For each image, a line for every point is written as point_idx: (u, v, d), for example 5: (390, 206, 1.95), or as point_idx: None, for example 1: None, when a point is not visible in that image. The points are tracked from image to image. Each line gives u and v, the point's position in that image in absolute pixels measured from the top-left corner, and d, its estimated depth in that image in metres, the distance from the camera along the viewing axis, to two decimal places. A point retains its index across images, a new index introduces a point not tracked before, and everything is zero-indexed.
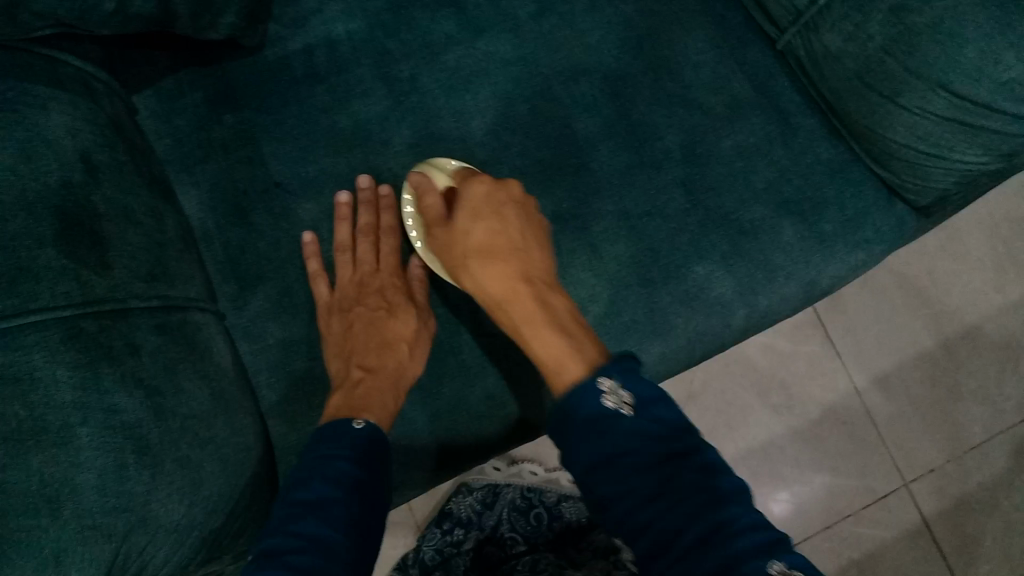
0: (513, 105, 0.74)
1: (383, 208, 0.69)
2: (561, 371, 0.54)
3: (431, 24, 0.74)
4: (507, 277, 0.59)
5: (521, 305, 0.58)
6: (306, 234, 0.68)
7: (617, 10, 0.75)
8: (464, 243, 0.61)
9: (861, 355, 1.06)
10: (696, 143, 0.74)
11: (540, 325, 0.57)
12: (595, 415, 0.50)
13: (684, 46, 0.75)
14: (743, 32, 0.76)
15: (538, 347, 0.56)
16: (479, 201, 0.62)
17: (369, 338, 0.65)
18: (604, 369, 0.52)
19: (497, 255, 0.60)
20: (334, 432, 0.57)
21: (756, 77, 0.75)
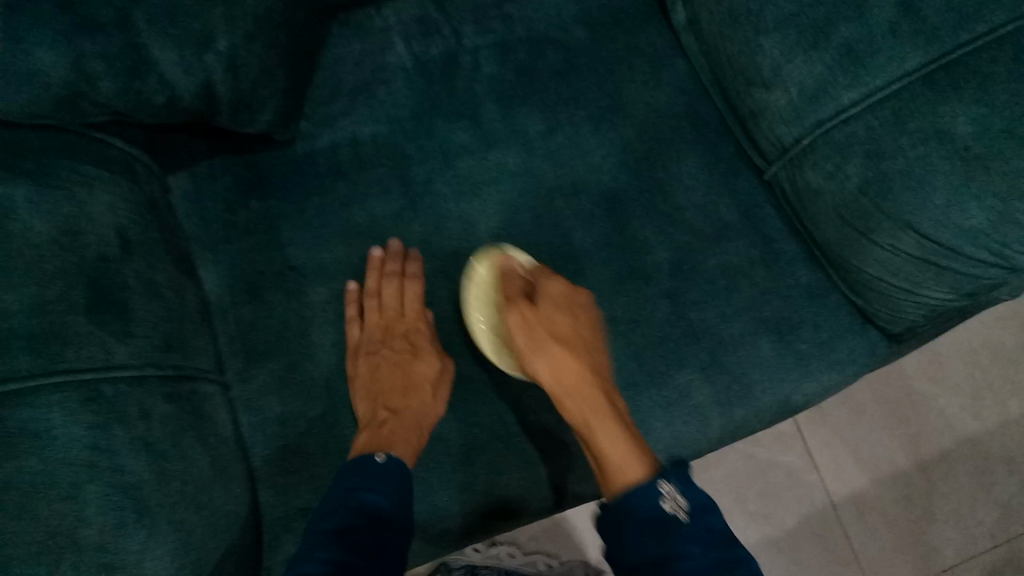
0: (518, 213, 0.79)
1: (410, 260, 0.75)
2: (622, 472, 0.61)
3: (447, 133, 0.80)
4: (578, 373, 0.67)
5: (585, 399, 0.66)
6: (352, 282, 0.75)
7: (619, 133, 0.81)
8: (543, 332, 0.68)
9: (839, 473, 1.19)
10: (685, 259, 0.79)
11: (602, 421, 0.64)
12: (653, 515, 0.57)
13: (678, 170, 0.81)
14: (733, 161, 0.83)
15: (601, 442, 0.63)
16: (562, 300, 0.71)
17: (395, 379, 0.71)
18: (665, 477, 0.59)
19: (572, 350, 0.68)
20: (358, 470, 0.63)
21: (744, 204, 0.81)
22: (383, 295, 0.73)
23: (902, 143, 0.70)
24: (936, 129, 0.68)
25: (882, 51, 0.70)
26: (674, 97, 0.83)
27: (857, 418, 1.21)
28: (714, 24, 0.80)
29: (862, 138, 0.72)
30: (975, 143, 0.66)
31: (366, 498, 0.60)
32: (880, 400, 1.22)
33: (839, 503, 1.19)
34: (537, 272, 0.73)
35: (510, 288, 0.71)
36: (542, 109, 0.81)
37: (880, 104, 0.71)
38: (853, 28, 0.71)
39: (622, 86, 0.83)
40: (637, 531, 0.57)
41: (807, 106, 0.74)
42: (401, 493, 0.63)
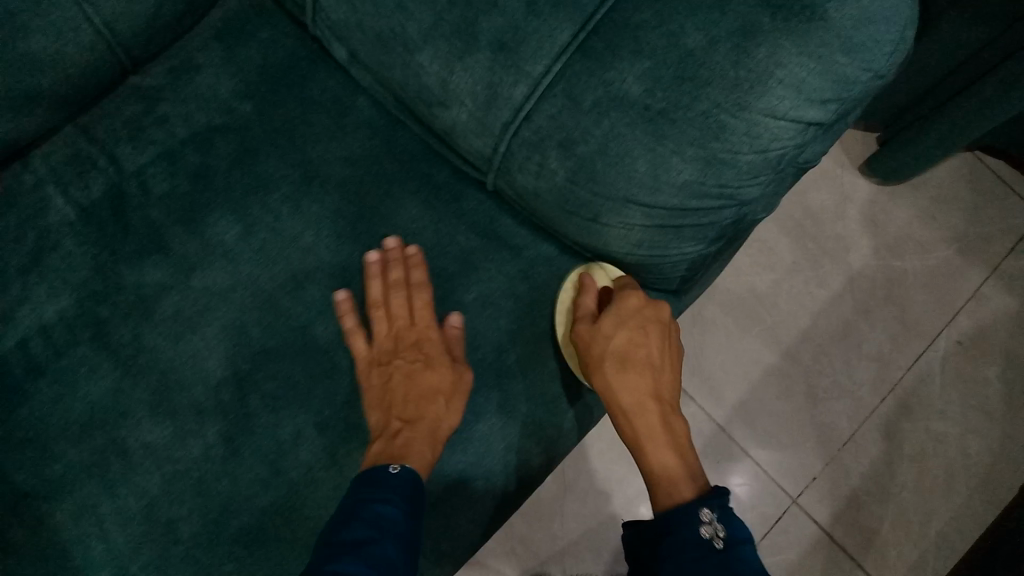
0: (246, 330, 0.71)
1: (412, 265, 0.72)
2: (674, 492, 0.60)
3: (139, 277, 0.71)
4: (638, 391, 0.65)
5: (656, 416, 0.64)
6: (340, 292, 0.71)
7: (324, 204, 0.74)
8: (613, 352, 0.66)
9: (713, 391, 1.19)
10: (441, 306, 0.74)
11: (658, 447, 0.63)
12: (694, 543, 0.54)
13: (400, 216, 0.75)
14: (452, 183, 0.76)
15: (656, 462, 0.62)
16: (628, 314, 0.67)
17: (406, 389, 0.67)
18: (707, 503, 0.57)
19: (638, 359, 0.66)
20: (373, 477, 0.60)
21: (478, 225, 0.76)
22: (391, 307, 0.70)
23: (585, 122, 0.65)
24: (611, 97, 0.63)
25: (530, 36, 0.64)
26: (368, 142, 0.76)
27: (709, 337, 1.21)
28: (371, 54, 0.73)
29: (550, 130, 0.66)
30: (657, 95, 0.61)
31: (384, 520, 0.57)
32: (728, 308, 1.23)
33: (728, 422, 1.18)
34: (615, 291, 0.70)
35: (586, 303, 0.70)
36: (232, 210, 0.74)
37: (551, 90, 0.65)
38: (495, 22, 0.65)
39: (309, 149, 0.76)
40: (675, 555, 0.54)
41: (488, 113, 0.69)
42: (411, 506, 0.60)
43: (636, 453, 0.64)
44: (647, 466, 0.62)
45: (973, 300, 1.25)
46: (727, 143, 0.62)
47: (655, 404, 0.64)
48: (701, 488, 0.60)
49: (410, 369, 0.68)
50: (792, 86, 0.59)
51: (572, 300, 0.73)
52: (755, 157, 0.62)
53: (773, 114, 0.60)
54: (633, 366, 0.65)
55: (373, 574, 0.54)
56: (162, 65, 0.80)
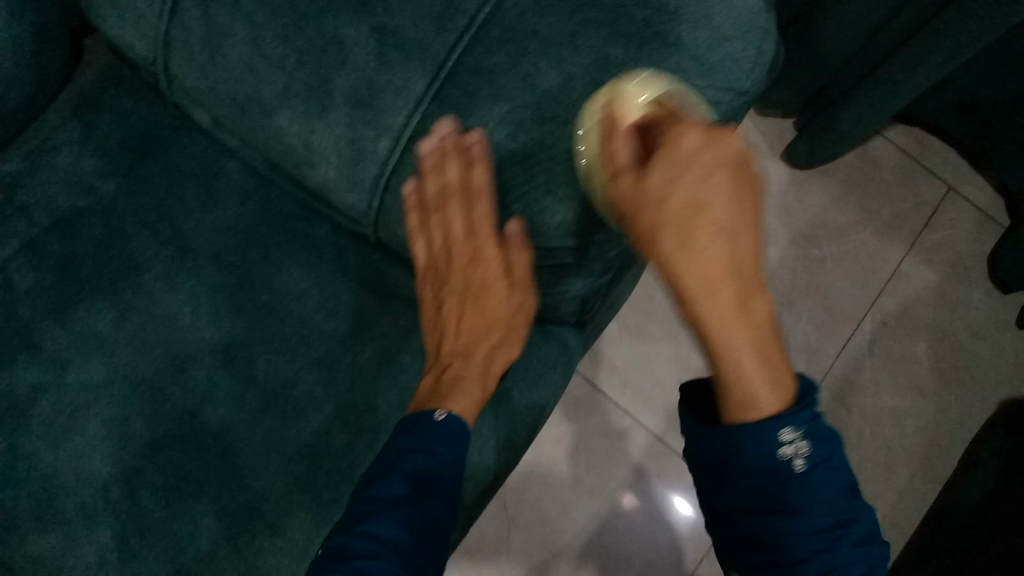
0: (131, 423, 0.68)
1: (455, 160, 0.61)
2: (753, 403, 0.48)
3: (11, 380, 0.68)
4: (707, 266, 0.48)
5: (733, 293, 0.48)
6: (406, 184, 0.65)
7: (200, 279, 0.71)
8: (659, 208, 0.50)
9: (645, 401, 1.13)
10: (336, 370, 0.70)
11: (739, 335, 0.48)
12: (754, 454, 0.47)
13: (281, 282, 0.71)
14: (334, 240, 0.73)
15: (732, 355, 0.48)
16: (693, 154, 0.50)
17: (466, 309, 0.65)
18: (789, 420, 0.46)
19: (707, 214, 0.48)
20: (417, 423, 0.60)
21: (366, 280, 0.73)
22: (446, 215, 0.64)
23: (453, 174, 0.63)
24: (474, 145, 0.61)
25: (385, 91, 0.61)
26: (241, 207, 0.73)
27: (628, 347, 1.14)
28: (231, 118, 0.69)
29: (419, 182, 0.64)
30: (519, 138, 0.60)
31: (427, 470, 0.57)
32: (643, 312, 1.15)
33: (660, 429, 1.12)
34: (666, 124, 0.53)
35: (619, 152, 0.54)
36: (104, 296, 0.70)
37: (415, 141, 0.63)
38: (347, 78, 0.62)
39: (179, 222, 0.72)
40: (737, 459, 0.48)
41: (355, 168, 0.65)
42: (457, 452, 0.59)
43: (709, 354, 0.49)
44: (722, 365, 0.48)
45: (894, 278, 1.25)
46: None
47: (733, 274, 0.48)
48: (786, 396, 0.48)
49: (465, 295, 0.66)
50: None
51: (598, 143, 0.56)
52: None
53: None
54: (701, 211, 0.48)
55: (406, 539, 0.53)
56: (19, 149, 0.76)
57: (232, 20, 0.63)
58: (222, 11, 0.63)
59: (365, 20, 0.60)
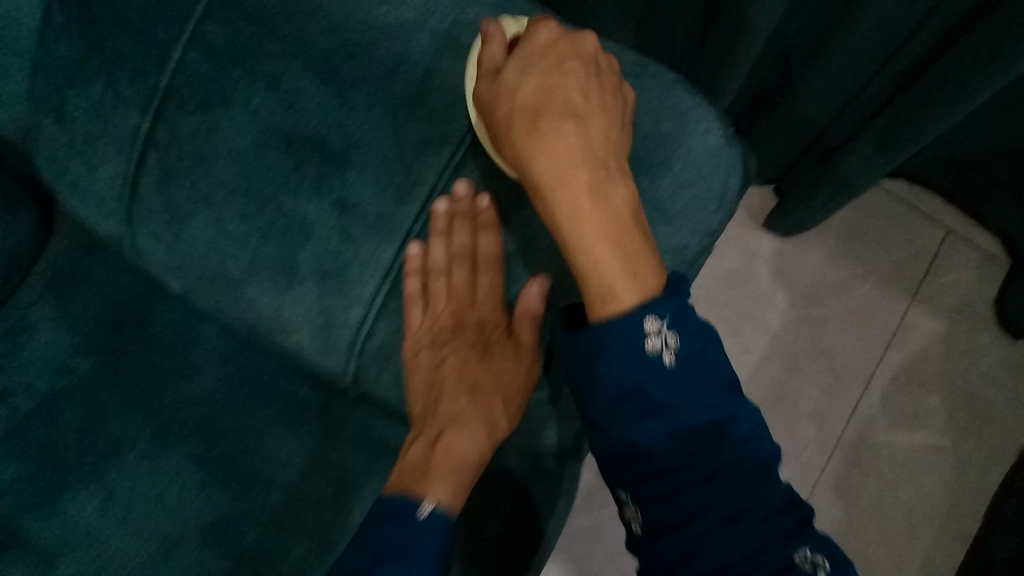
0: None
1: (483, 228, 0.58)
2: (612, 293, 0.47)
3: None
4: (555, 157, 0.48)
5: (584, 176, 0.48)
6: (415, 245, 0.59)
7: (186, 452, 0.70)
8: (522, 112, 0.49)
9: None
10: (328, 534, 0.68)
11: (586, 209, 0.48)
12: (633, 363, 0.46)
13: (266, 448, 0.70)
14: (318, 397, 0.72)
15: (590, 260, 0.48)
16: (546, 50, 0.51)
17: (457, 378, 0.61)
18: (655, 308, 0.46)
19: (569, 179, 0.48)
20: (401, 510, 0.53)
21: (354, 436, 0.71)
22: (450, 281, 0.61)
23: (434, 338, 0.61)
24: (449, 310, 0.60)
25: (353, 264, 0.60)
26: (220, 372, 0.72)
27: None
28: (200, 291, 0.68)
29: (397, 345, 0.62)
30: (485, 292, 0.61)
31: None
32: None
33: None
34: (529, 32, 0.53)
35: (490, 52, 0.53)
36: (90, 482, 0.69)
37: (387, 308, 0.62)
38: (311, 253, 0.60)
39: (163, 396, 0.71)
40: (606, 349, 0.46)
41: (329, 337, 0.63)
42: (440, 560, 0.52)
43: (571, 258, 0.49)
44: (563, 231, 0.48)
45: (900, 331, 1.23)
46: (573, 328, 0.58)
47: (592, 195, 0.48)
48: (647, 287, 0.47)
49: (468, 356, 0.61)
50: None
51: (476, 61, 0.55)
52: None
53: None
54: (573, 143, 0.48)
55: None
56: None
57: (191, 203, 0.63)
58: (180, 195, 0.63)
59: (325, 196, 0.59)
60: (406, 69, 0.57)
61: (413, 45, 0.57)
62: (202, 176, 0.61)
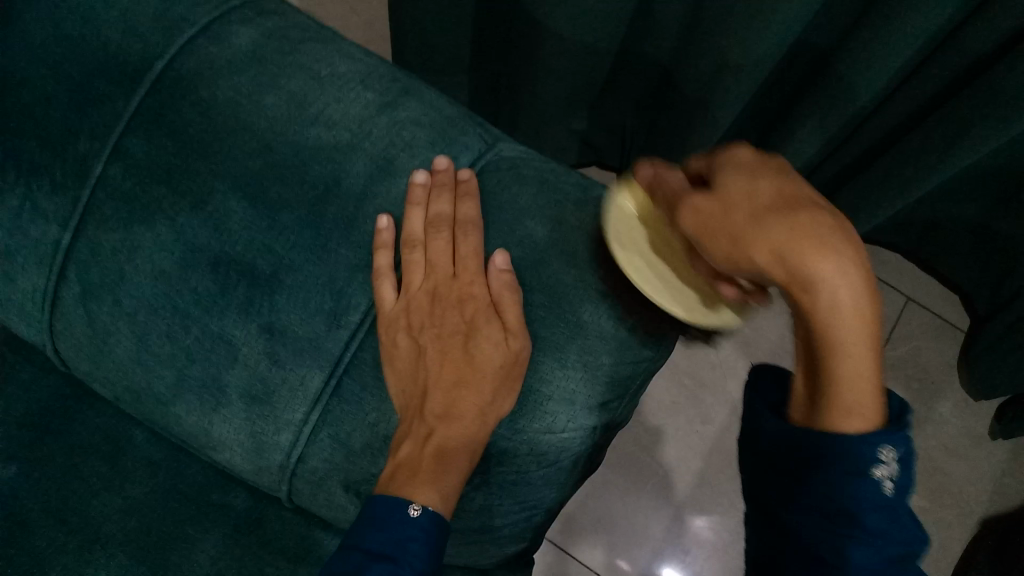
0: None
1: (462, 198, 0.58)
2: (841, 420, 0.44)
3: None
4: (860, 279, 0.42)
5: (860, 309, 0.42)
6: (382, 218, 0.56)
7: (110, 567, 0.66)
8: (730, 225, 0.45)
9: (630, 551, 1.07)
10: None
11: (867, 317, 0.42)
12: (861, 479, 0.43)
13: (196, 563, 0.66)
14: (252, 509, 0.70)
15: (845, 370, 0.44)
16: (750, 167, 0.47)
17: (439, 372, 0.54)
18: (890, 439, 0.43)
19: (807, 226, 0.43)
20: (389, 512, 0.50)
21: (288, 551, 0.69)
22: (432, 251, 0.56)
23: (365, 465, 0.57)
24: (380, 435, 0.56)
25: (281, 386, 0.57)
26: (149, 482, 0.70)
27: (663, 426, 1.12)
28: (128, 402, 0.65)
29: (327, 472, 0.58)
30: (441, 267, 0.56)
31: None
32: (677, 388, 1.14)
33: (687, 511, 1.08)
34: (706, 160, 0.51)
35: (671, 184, 0.51)
36: None
37: (316, 433, 0.57)
38: (240, 375, 0.58)
39: (88, 508, 0.68)
40: (833, 461, 0.44)
41: (260, 457, 0.60)
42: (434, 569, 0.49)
43: (818, 364, 0.45)
44: (827, 330, 0.43)
45: None
46: (512, 465, 0.55)
47: (866, 281, 0.42)
48: (879, 419, 0.45)
49: (445, 345, 0.54)
50: (563, 400, 0.54)
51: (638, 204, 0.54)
52: (548, 470, 0.56)
53: (552, 430, 0.54)
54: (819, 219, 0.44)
55: None
56: None
57: (113, 319, 0.60)
58: (101, 310, 0.60)
59: (253, 319, 0.56)
60: (336, 189, 0.57)
61: (344, 165, 0.57)
62: (125, 292, 0.59)
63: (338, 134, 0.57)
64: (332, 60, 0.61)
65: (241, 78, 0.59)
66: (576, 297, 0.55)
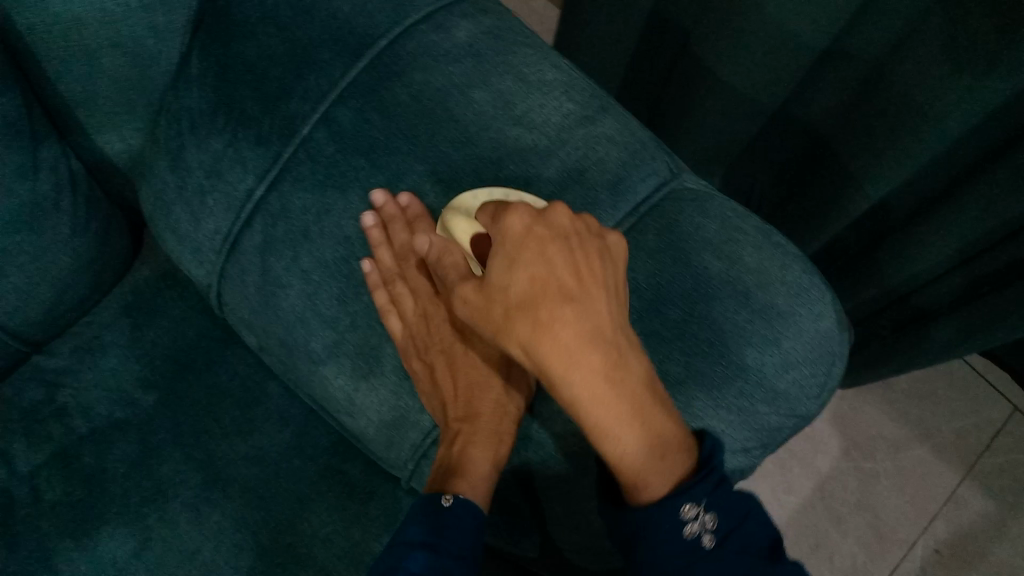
0: None
1: (415, 223, 0.58)
2: (647, 481, 0.47)
3: None
4: (600, 400, 0.46)
5: (603, 358, 0.46)
6: (369, 216, 0.59)
7: (227, 509, 0.69)
8: (506, 307, 0.47)
9: None
10: None
11: (631, 377, 0.47)
12: (676, 540, 0.46)
13: (309, 522, 0.69)
14: (366, 481, 0.72)
15: (617, 453, 0.47)
16: (513, 244, 0.48)
17: (471, 370, 0.59)
18: (693, 496, 0.47)
19: (560, 316, 0.46)
20: (426, 510, 0.52)
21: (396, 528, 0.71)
22: (410, 280, 0.60)
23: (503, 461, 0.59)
24: None
25: None
26: (275, 436, 0.72)
27: None
28: (278, 355, 0.68)
29: None
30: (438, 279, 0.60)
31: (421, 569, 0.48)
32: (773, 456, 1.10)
33: None
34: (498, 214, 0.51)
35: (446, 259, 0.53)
36: (126, 522, 0.67)
37: None
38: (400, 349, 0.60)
39: (215, 447, 0.71)
40: (651, 541, 0.47)
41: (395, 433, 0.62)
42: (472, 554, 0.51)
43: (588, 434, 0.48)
44: (586, 422, 0.46)
45: (951, 502, 1.17)
46: None
47: (602, 343, 0.46)
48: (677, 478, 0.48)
49: (449, 356, 0.59)
50: None
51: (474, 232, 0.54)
52: None
53: None
54: (576, 255, 0.48)
55: None
56: (64, 343, 0.76)
57: (288, 273, 0.63)
58: (278, 265, 0.63)
59: None
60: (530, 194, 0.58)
61: (540, 171, 0.58)
62: (306, 251, 0.62)
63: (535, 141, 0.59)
64: (542, 66, 0.62)
65: (455, 68, 0.61)
66: (743, 343, 0.53)
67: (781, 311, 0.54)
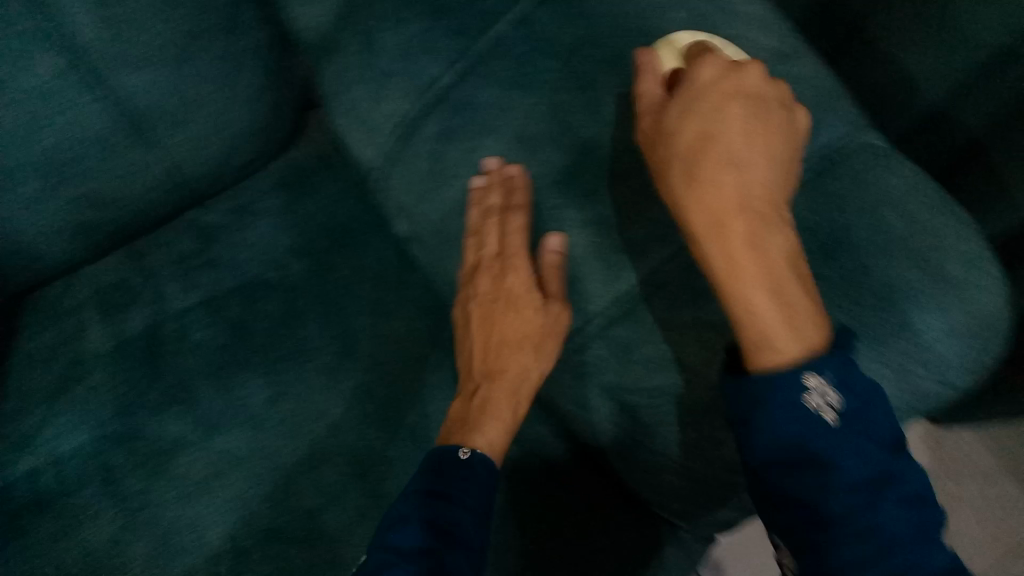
0: (256, 504, 0.67)
1: (514, 189, 0.63)
2: (771, 345, 0.45)
3: (161, 429, 0.68)
4: (734, 249, 0.46)
5: (747, 223, 0.46)
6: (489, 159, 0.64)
7: (357, 380, 0.72)
8: (682, 165, 0.49)
9: None
10: None
11: (774, 249, 0.46)
12: (790, 407, 0.43)
13: (433, 406, 0.71)
14: None
15: (749, 315, 0.46)
16: (716, 95, 0.50)
17: (512, 325, 0.62)
18: (817, 363, 0.44)
19: (725, 169, 0.47)
20: (443, 460, 0.57)
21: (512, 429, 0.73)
22: (484, 234, 0.65)
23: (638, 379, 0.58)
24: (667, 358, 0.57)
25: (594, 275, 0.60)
26: (414, 320, 0.75)
27: None
28: (426, 241, 0.71)
29: (597, 367, 0.61)
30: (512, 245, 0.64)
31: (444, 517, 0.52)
32: None
33: None
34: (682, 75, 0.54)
35: (646, 85, 0.55)
36: (263, 373, 0.71)
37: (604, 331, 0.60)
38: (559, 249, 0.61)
39: (352, 320, 0.74)
40: (767, 402, 0.44)
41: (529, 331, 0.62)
42: (486, 498, 0.55)
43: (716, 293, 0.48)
44: (718, 278, 0.47)
45: None
46: None
47: (756, 207, 0.47)
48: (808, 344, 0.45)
49: (490, 309, 0.64)
50: None
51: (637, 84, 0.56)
52: None
53: None
54: (762, 110, 0.49)
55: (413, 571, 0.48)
56: (225, 204, 0.80)
57: (457, 163, 0.66)
58: (451, 152, 0.66)
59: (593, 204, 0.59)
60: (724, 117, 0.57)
61: (731, 97, 0.58)
62: (479, 143, 0.64)
63: (742, 56, 0.57)
64: None
65: None
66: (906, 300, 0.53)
67: (958, 279, 0.54)
